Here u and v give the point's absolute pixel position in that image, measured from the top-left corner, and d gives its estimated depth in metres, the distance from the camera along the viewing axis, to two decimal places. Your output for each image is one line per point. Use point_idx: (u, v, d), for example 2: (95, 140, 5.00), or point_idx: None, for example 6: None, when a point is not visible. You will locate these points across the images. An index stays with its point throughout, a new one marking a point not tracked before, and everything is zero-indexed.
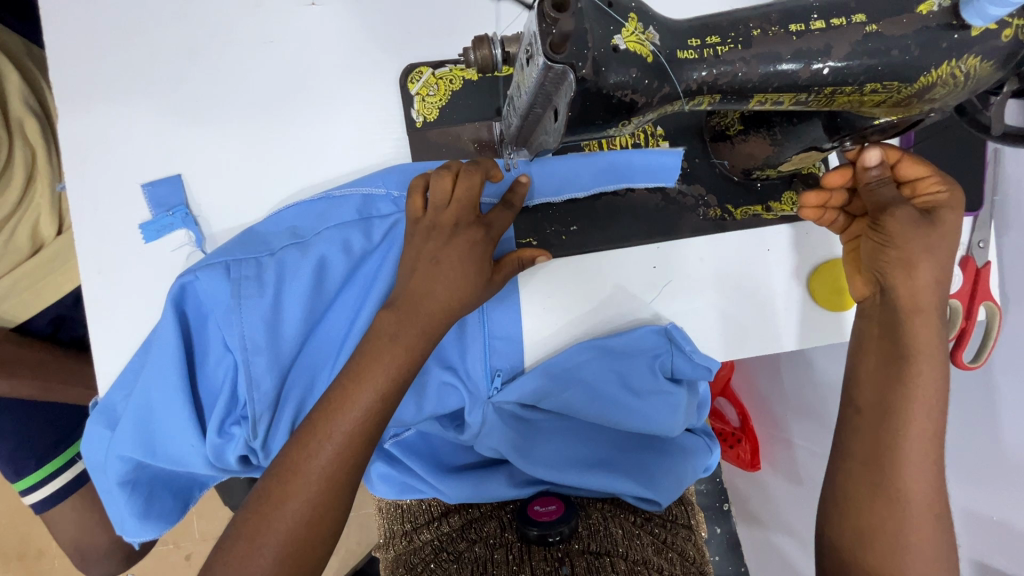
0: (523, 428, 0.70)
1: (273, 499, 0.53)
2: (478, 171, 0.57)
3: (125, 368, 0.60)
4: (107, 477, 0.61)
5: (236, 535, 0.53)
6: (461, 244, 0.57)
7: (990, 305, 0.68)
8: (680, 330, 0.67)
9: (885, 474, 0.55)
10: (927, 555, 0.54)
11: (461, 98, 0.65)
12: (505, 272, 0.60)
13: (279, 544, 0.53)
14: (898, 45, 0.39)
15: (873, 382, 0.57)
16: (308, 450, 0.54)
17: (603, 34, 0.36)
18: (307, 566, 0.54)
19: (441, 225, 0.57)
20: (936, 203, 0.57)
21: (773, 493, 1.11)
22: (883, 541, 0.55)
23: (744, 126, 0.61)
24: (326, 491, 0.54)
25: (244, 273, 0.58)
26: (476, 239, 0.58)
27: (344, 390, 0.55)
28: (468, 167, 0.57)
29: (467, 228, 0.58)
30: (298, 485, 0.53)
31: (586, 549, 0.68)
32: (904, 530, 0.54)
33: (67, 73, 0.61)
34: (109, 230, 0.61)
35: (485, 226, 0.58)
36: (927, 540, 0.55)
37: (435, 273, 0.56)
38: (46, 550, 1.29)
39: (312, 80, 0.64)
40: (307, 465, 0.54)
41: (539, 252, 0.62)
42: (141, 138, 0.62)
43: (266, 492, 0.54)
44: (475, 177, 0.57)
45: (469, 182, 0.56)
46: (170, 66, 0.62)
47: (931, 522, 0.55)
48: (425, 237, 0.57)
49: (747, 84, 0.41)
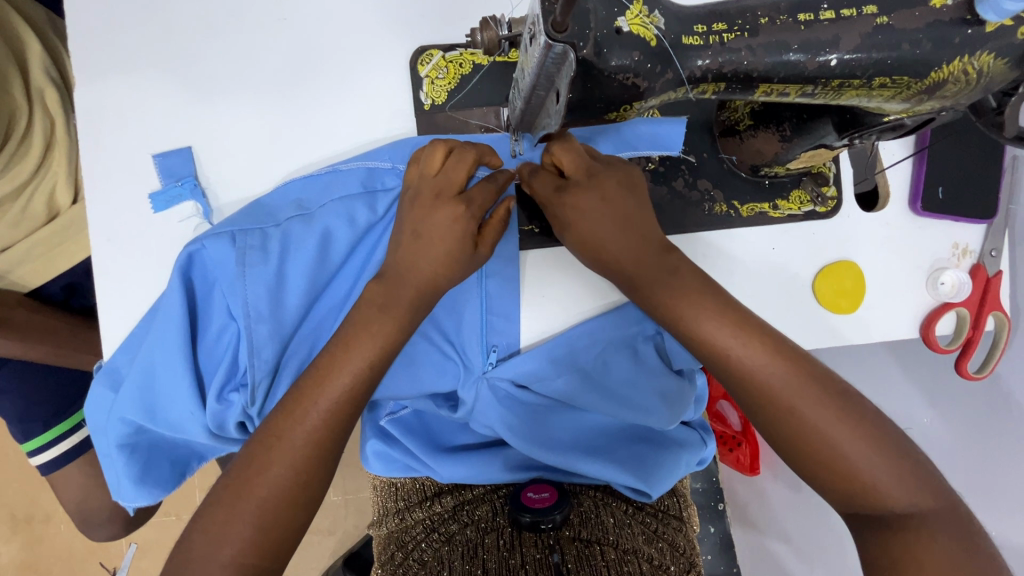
0: (522, 410, 0.70)
1: (258, 462, 0.54)
2: (472, 150, 0.57)
3: (130, 332, 0.61)
4: (107, 440, 0.62)
5: (218, 503, 0.54)
6: (444, 217, 0.56)
7: (999, 315, 0.68)
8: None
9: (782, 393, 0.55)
10: (874, 452, 0.54)
11: (470, 82, 0.65)
12: (491, 235, 0.59)
13: (262, 513, 0.53)
14: (909, 38, 0.39)
15: (734, 333, 0.56)
16: (293, 417, 0.55)
17: (606, 16, 0.36)
18: (284, 537, 0.54)
19: (424, 195, 0.57)
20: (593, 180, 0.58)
21: (770, 498, 1.12)
22: (823, 452, 0.54)
23: (754, 121, 0.61)
24: (314, 459, 0.55)
25: (249, 242, 0.59)
26: (457, 215, 0.56)
27: (331, 358, 0.56)
28: (464, 145, 0.57)
29: (448, 203, 0.56)
30: (281, 453, 0.54)
31: (576, 536, 0.68)
32: (836, 435, 0.54)
33: (85, 43, 0.62)
34: (118, 199, 0.62)
35: (466, 202, 0.57)
36: (878, 430, 0.55)
37: (416, 248, 0.57)
38: (52, 514, 1.32)
39: (323, 57, 0.64)
40: (291, 432, 0.54)
41: (507, 201, 0.59)
42: (151, 109, 0.63)
43: (249, 459, 0.54)
44: (467, 154, 0.56)
45: (459, 158, 0.56)
46: (184, 40, 0.63)
47: (871, 418, 0.55)
48: (410, 206, 0.58)
49: (752, 73, 0.40)
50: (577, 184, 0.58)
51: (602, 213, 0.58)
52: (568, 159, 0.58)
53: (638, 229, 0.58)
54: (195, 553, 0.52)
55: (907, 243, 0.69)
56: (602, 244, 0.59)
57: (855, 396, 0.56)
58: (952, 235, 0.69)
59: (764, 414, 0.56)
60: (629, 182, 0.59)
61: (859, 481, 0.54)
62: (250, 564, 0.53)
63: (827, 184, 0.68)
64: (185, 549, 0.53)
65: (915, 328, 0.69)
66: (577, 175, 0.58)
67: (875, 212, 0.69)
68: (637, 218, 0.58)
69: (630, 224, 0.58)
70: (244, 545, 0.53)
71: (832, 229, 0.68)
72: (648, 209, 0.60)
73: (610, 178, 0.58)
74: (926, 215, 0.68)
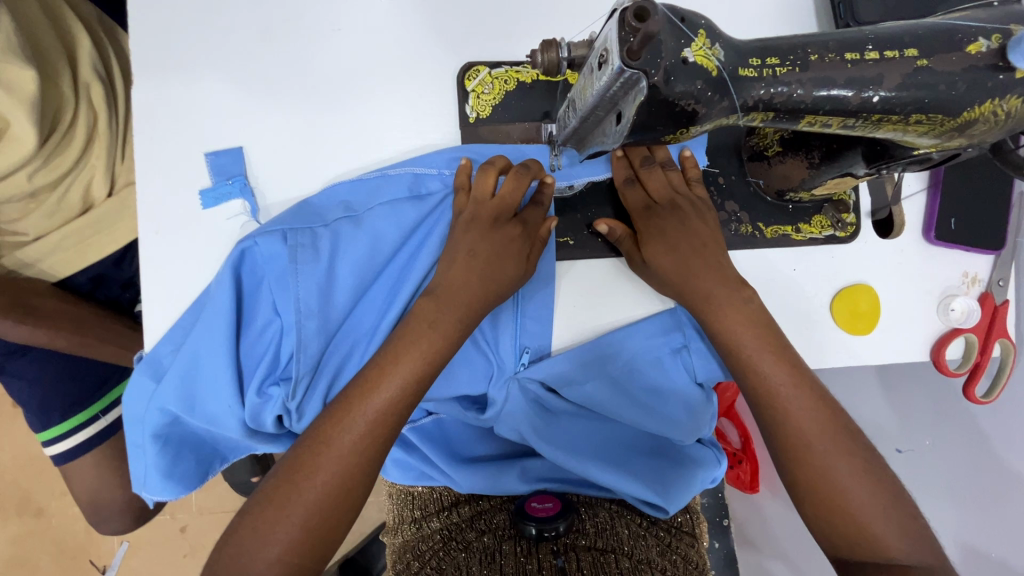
0: (547, 414, 0.72)
1: (305, 467, 0.56)
2: (527, 174, 0.62)
3: (175, 323, 0.63)
4: (141, 431, 0.63)
5: (266, 503, 0.55)
6: (502, 237, 0.62)
7: (1006, 341, 0.71)
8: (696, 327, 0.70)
9: (809, 435, 0.60)
10: (882, 492, 0.58)
11: (514, 98, 0.68)
12: (541, 247, 0.64)
13: (304, 515, 0.55)
14: (947, 80, 0.43)
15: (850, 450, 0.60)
16: (341, 422, 0.56)
17: (674, 47, 0.40)
18: (326, 539, 0.56)
19: (482, 218, 0.62)
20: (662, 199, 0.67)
21: (770, 517, 1.13)
22: (838, 500, 0.58)
23: (784, 148, 0.64)
24: (357, 464, 0.57)
25: (300, 241, 0.61)
26: (515, 236, 0.62)
27: (382, 367, 0.58)
28: (519, 169, 0.62)
29: (505, 224, 0.62)
30: (329, 458, 0.56)
31: (591, 545, 0.70)
32: (849, 478, 0.58)
33: (146, 42, 0.64)
34: (169, 193, 0.64)
35: (522, 223, 0.63)
36: (932, 546, 0.58)
37: (471, 265, 0.61)
38: (47, 508, 1.31)
39: (372, 67, 0.67)
40: (340, 438, 0.56)
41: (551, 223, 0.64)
42: (207, 108, 0.65)
43: (296, 463, 0.56)
44: (522, 178, 0.62)
45: (516, 182, 0.62)
46: (242, 42, 0.66)
47: (876, 462, 0.60)
48: (465, 229, 0.62)
49: (799, 105, 0.44)
50: (663, 208, 0.66)
51: (672, 235, 0.65)
52: (632, 197, 0.67)
53: (704, 254, 0.65)
54: (241, 548, 0.54)
55: (919, 270, 0.72)
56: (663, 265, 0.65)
57: (854, 429, 0.61)
58: (963, 264, 0.73)
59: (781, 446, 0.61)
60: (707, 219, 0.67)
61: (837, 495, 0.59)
62: (291, 563, 0.54)
63: (847, 211, 0.72)
64: (227, 547, 0.55)
65: (927, 351, 0.73)
66: (662, 203, 0.66)
67: (891, 239, 0.72)
68: (703, 243, 0.65)
69: (701, 251, 0.65)
70: (288, 545, 0.54)
71: (850, 255, 0.72)
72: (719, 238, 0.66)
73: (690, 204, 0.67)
74: (939, 244, 0.72)
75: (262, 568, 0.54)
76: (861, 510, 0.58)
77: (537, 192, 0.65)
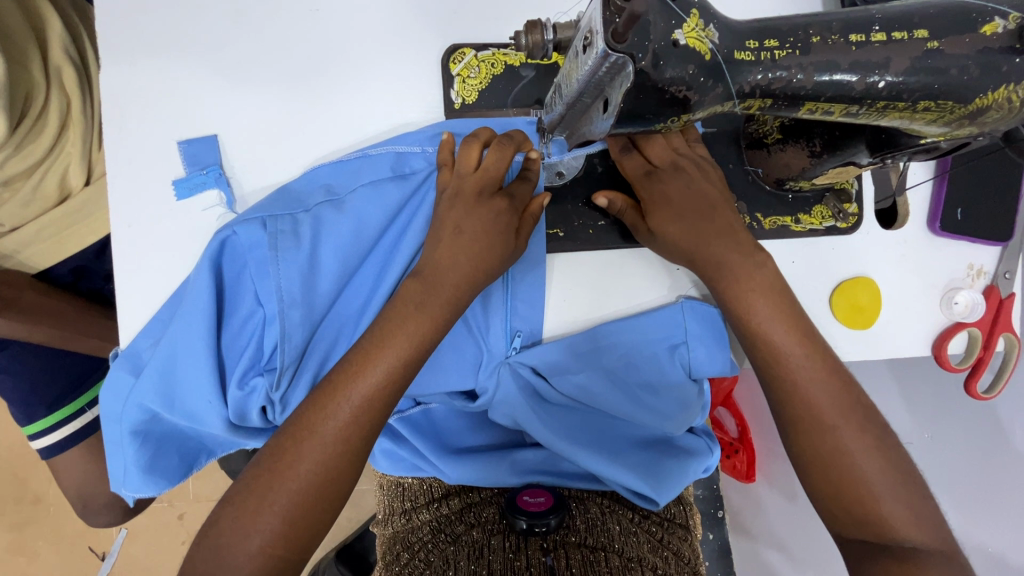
0: (540, 403, 0.70)
1: (288, 454, 0.54)
2: (511, 145, 0.59)
3: (153, 317, 0.61)
4: (120, 427, 0.61)
5: (247, 493, 0.53)
6: (488, 212, 0.58)
7: (1011, 335, 0.68)
8: (702, 315, 0.68)
9: (822, 410, 0.58)
10: (892, 470, 0.57)
11: (501, 82, 0.65)
12: (531, 223, 0.61)
13: (288, 504, 0.53)
14: (957, 64, 0.41)
15: (860, 427, 0.58)
16: (324, 411, 0.54)
17: (665, 28, 0.38)
18: (310, 529, 0.54)
19: (465, 193, 0.59)
20: (659, 161, 0.62)
21: (766, 505, 1.12)
22: (851, 477, 0.57)
23: (783, 135, 0.62)
24: (343, 453, 0.55)
25: (281, 228, 0.58)
26: (501, 209, 0.59)
27: (366, 353, 0.55)
28: (502, 139, 0.59)
29: (492, 198, 0.59)
30: (312, 448, 0.54)
31: (581, 542, 0.68)
32: (860, 454, 0.57)
33: (113, 25, 0.61)
34: (142, 184, 0.61)
35: (508, 196, 0.60)
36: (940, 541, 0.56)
37: (457, 243, 0.58)
38: (43, 496, 1.30)
39: (353, 48, 0.64)
40: (323, 424, 0.54)
41: (541, 196, 0.61)
42: (179, 93, 0.62)
43: (280, 450, 0.54)
44: (507, 149, 0.59)
45: (500, 154, 0.59)
46: (213, 24, 0.62)
47: (888, 440, 0.58)
48: (449, 205, 0.59)
49: (800, 91, 0.42)
50: (664, 172, 0.62)
51: (677, 201, 0.61)
52: (630, 165, 0.63)
53: (714, 217, 0.61)
54: (222, 539, 0.53)
55: (923, 262, 0.70)
56: (672, 232, 0.61)
57: (869, 406, 0.59)
58: (967, 255, 0.70)
59: (794, 418, 0.59)
60: (711, 180, 0.63)
61: (848, 471, 0.57)
62: (276, 554, 0.53)
63: (849, 200, 0.69)
64: (208, 540, 0.53)
65: (928, 345, 0.70)
66: (661, 167, 0.62)
67: (894, 230, 0.70)
68: (710, 207, 0.62)
69: (710, 214, 0.61)
70: (272, 536, 0.53)
71: (852, 245, 0.69)
72: (725, 197, 0.63)
73: (692, 167, 0.62)
74: (943, 235, 0.69)
75: (245, 560, 0.52)
76: (871, 487, 0.56)
77: (523, 167, 0.62)
